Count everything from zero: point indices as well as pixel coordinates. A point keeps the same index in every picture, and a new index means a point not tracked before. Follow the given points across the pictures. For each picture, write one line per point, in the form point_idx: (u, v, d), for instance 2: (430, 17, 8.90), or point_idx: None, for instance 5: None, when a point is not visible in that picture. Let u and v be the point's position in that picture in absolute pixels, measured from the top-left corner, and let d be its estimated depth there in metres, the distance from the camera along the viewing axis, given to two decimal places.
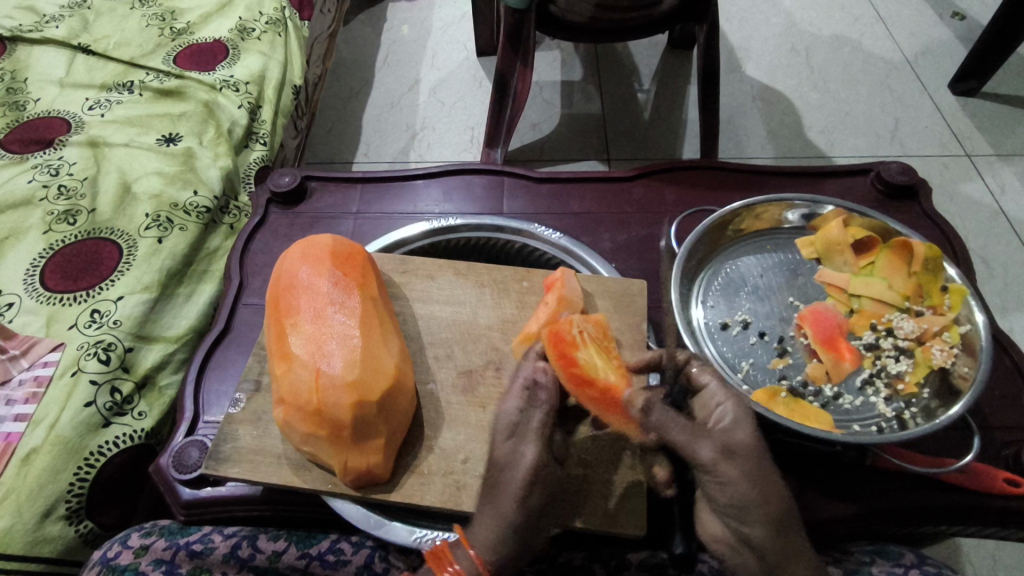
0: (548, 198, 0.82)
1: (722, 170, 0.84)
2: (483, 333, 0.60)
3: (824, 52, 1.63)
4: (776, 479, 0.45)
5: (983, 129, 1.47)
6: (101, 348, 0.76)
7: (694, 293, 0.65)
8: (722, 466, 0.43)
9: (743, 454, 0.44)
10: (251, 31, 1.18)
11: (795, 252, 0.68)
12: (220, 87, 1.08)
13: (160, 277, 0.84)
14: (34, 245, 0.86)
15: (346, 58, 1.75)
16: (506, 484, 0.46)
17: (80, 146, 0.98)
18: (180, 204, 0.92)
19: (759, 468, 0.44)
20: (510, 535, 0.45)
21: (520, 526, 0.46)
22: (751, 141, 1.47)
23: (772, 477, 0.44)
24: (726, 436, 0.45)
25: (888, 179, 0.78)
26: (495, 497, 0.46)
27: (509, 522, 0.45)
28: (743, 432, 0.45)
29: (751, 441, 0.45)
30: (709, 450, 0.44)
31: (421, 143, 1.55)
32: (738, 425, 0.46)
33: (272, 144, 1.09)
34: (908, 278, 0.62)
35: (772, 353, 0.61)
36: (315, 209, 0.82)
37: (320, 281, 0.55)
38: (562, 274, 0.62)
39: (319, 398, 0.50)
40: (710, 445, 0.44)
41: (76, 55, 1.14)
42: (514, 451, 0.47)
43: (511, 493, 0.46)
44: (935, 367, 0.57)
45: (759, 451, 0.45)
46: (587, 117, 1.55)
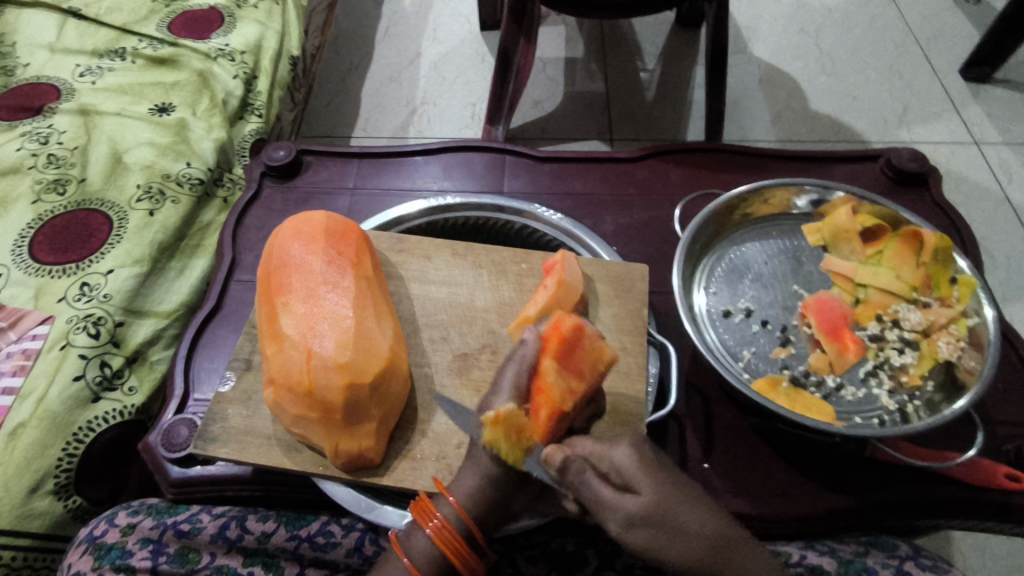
0: (549, 178, 0.81)
1: (728, 152, 0.82)
2: (479, 315, 0.59)
3: (834, 33, 1.60)
4: (693, 517, 0.41)
5: (993, 115, 1.44)
6: (90, 321, 0.74)
7: (696, 279, 0.64)
8: (629, 535, 0.41)
9: (649, 515, 0.41)
10: None
11: (801, 239, 0.66)
12: (215, 57, 1.06)
13: (151, 251, 0.82)
14: (22, 215, 0.84)
15: (345, 29, 1.71)
16: (476, 460, 0.46)
17: (70, 115, 0.96)
18: (172, 176, 0.90)
19: (674, 519, 0.41)
20: (484, 503, 0.45)
21: (493, 496, 0.45)
22: (756, 124, 1.44)
23: (684, 519, 0.41)
24: (628, 500, 0.41)
25: (898, 165, 0.76)
26: (480, 451, 0.46)
27: (481, 493, 0.45)
28: (644, 488, 0.42)
29: (652, 497, 0.41)
30: (614, 521, 0.41)
31: (421, 118, 1.53)
32: (636, 482, 0.42)
33: (268, 116, 1.07)
34: (916, 269, 0.60)
35: (774, 342, 0.59)
36: (310, 183, 0.80)
37: (313, 259, 0.53)
38: (562, 256, 0.59)
39: (309, 379, 0.48)
40: (613, 516, 0.41)
41: (68, 19, 1.11)
42: (504, 417, 0.46)
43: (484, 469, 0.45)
44: (940, 360, 0.56)
45: (668, 498, 0.41)
46: (590, 95, 1.52)
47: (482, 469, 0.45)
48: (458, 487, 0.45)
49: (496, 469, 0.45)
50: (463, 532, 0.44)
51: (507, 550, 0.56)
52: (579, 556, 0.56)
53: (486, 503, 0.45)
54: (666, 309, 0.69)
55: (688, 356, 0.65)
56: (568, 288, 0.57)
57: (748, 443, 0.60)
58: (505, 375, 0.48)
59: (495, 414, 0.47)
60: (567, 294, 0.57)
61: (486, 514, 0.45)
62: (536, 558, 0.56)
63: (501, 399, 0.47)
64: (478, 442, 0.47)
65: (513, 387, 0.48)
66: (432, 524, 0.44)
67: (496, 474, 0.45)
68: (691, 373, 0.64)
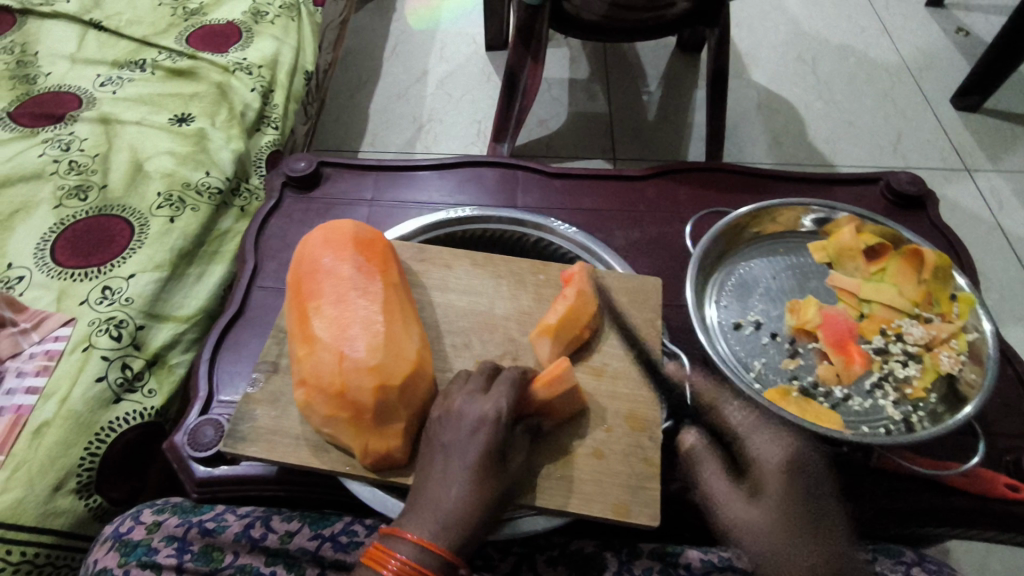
0: (561, 193, 0.83)
1: (733, 173, 0.85)
2: (500, 323, 0.61)
3: (829, 61, 1.65)
4: None
5: (983, 143, 1.50)
6: (113, 324, 0.76)
7: (707, 293, 0.66)
8: None
9: None
10: (264, 15, 1.19)
11: (807, 256, 0.69)
12: (233, 70, 1.09)
13: (171, 257, 0.84)
14: (44, 219, 0.86)
15: (354, 47, 1.75)
16: (444, 479, 0.46)
17: (92, 123, 0.98)
18: (191, 184, 0.92)
19: None
20: (460, 524, 0.45)
21: (472, 516, 0.45)
22: (755, 146, 1.48)
23: None
24: None
25: (897, 188, 0.80)
26: (449, 464, 0.46)
27: (455, 517, 0.45)
28: None
29: None
30: None
31: (429, 134, 1.56)
32: None
33: (283, 129, 1.09)
34: (918, 285, 0.62)
35: (784, 354, 0.61)
36: (329, 194, 0.82)
37: (342, 265, 0.55)
38: (581, 268, 0.62)
39: (342, 380, 0.49)
40: None
41: (89, 31, 1.14)
42: (473, 419, 0.48)
43: (454, 488, 0.45)
44: (942, 373, 0.58)
45: None
46: (594, 116, 1.56)
47: (456, 482, 0.46)
48: (421, 517, 0.45)
49: (467, 478, 0.46)
50: (431, 564, 0.43)
51: (529, 552, 0.57)
52: (598, 558, 0.57)
53: (462, 525, 0.45)
54: (677, 323, 0.71)
55: (699, 367, 0.67)
56: (587, 299, 0.59)
57: None
58: (463, 411, 0.48)
59: (462, 420, 0.48)
60: (586, 304, 0.59)
61: (461, 537, 0.44)
62: (556, 559, 0.57)
63: (474, 406, 0.48)
64: (440, 457, 0.47)
65: (494, 398, 0.49)
66: (392, 566, 0.43)
67: (473, 486, 0.46)
68: None
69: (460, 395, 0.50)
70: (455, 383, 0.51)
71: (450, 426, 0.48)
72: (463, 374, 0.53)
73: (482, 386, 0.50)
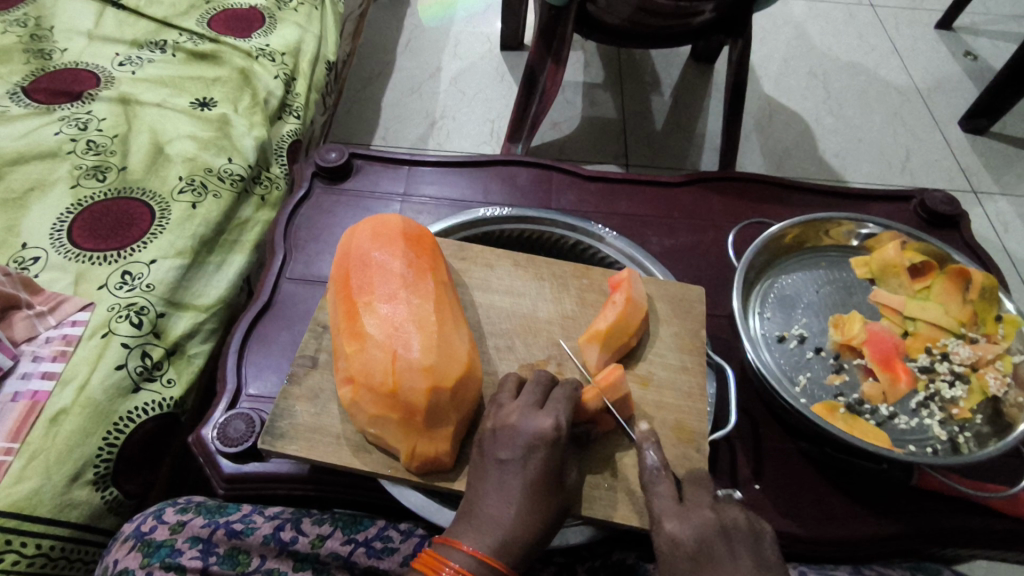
0: (595, 197, 0.82)
1: (768, 185, 0.84)
2: (544, 326, 0.59)
3: (842, 78, 1.66)
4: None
5: (991, 166, 1.51)
6: (133, 311, 0.73)
7: (751, 304, 0.65)
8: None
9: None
10: (287, 2, 1.16)
11: (849, 271, 0.68)
12: (257, 56, 1.06)
13: (192, 244, 0.82)
14: (61, 199, 0.83)
15: (367, 40, 1.73)
16: (500, 493, 0.45)
17: (110, 103, 0.95)
18: (214, 170, 0.90)
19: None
20: (516, 540, 0.44)
21: (527, 533, 0.44)
22: (768, 159, 1.48)
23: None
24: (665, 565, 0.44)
25: (931, 206, 0.80)
26: (506, 478, 0.45)
27: (511, 532, 0.44)
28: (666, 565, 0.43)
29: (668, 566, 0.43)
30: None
31: (441, 131, 1.54)
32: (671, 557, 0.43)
33: (305, 118, 1.07)
34: (964, 306, 0.62)
35: (828, 369, 0.61)
36: (359, 187, 0.80)
37: (393, 261, 0.54)
38: (629, 274, 0.60)
39: (393, 380, 0.48)
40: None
41: (106, 9, 1.11)
42: (530, 435, 0.46)
43: (511, 504, 0.44)
44: (989, 395, 0.57)
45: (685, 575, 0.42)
46: (607, 121, 1.55)
47: (512, 498, 0.45)
48: (476, 531, 0.44)
49: (525, 495, 0.45)
50: None
51: (568, 562, 0.56)
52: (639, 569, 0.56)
53: (518, 541, 0.44)
54: (714, 333, 0.70)
55: (738, 379, 0.66)
56: (636, 306, 0.58)
57: (795, 465, 0.61)
58: (519, 426, 0.47)
59: (518, 434, 0.46)
60: (635, 312, 0.57)
61: (516, 552, 0.44)
62: (597, 570, 0.56)
63: (534, 422, 0.47)
64: (494, 471, 0.46)
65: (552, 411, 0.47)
66: None
67: (530, 502, 0.45)
68: (743, 396, 0.65)
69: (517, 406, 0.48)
70: (505, 395, 0.50)
71: (506, 440, 0.47)
72: (511, 383, 0.51)
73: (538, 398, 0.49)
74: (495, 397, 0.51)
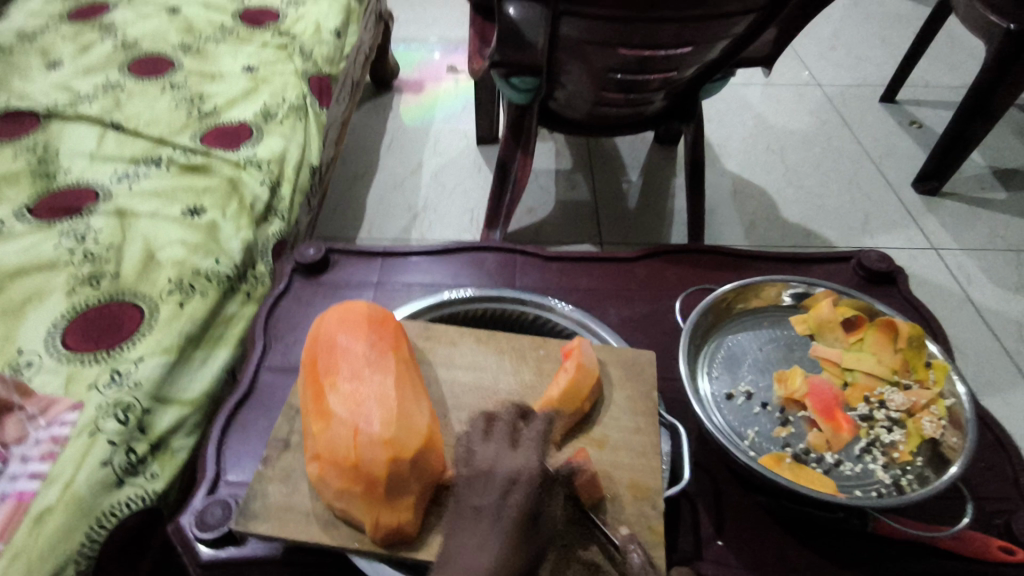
0: (556, 275, 0.88)
1: (716, 253, 0.91)
2: (504, 397, 0.63)
3: (796, 151, 1.79)
4: None
5: (945, 224, 1.60)
6: (120, 408, 0.77)
7: (700, 365, 0.70)
8: None
9: None
10: (273, 116, 1.28)
11: (790, 328, 0.73)
12: (244, 165, 1.16)
13: (179, 341, 0.87)
14: (57, 306, 0.88)
15: (352, 143, 1.86)
16: (477, 535, 0.49)
17: (107, 215, 1.03)
18: (201, 271, 0.96)
19: None
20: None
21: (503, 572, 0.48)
22: (733, 230, 1.57)
23: None
24: None
25: (869, 265, 0.86)
26: (480, 520, 0.50)
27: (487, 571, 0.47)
28: None
29: None
30: None
31: (423, 223, 1.63)
32: None
33: (289, 219, 1.16)
34: (895, 354, 0.67)
35: (775, 422, 0.65)
36: (336, 279, 0.86)
37: (357, 343, 0.59)
38: (579, 342, 0.66)
39: (356, 454, 0.51)
40: None
41: (107, 131, 1.21)
42: (504, 477, 0.51)
43: (486, 544, 0.49)
44: (926, 438, 0.61)
45: None
46: (580, 203, 1.65)
47: (488, 539, 0.49)
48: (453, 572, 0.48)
49: (501, 535, 0.49)
50: None
51: None
52: None
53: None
54: (671, 395, 0.74)
55: (695, 437, 0.69)
56: (586, 371, 0.62)
57: (755, 519, 0.64)
58: (496, 470, 0.52)
59: (494, 479, 0.51)
60: (586, 376, 0.62)
61: None
62: None
63: (506, 465, 0.52)
64: (471, 514, 0.50)
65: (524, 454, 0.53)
66: None
67: (506, 542, 0.49)
68: (700, 454, 0.68)
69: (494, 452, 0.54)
70: (475, 441, 0.55)
71: (482, 484, 0.51)
72: (480, 425, 0.56)
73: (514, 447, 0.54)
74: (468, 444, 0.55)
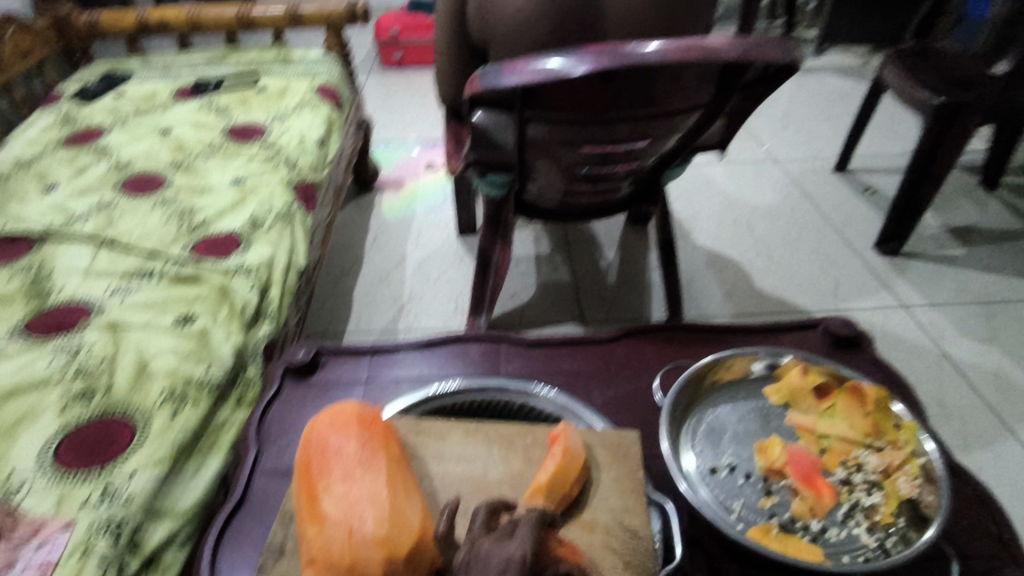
0: (539, 360, 0.92)
1: (690, 329, 0.95)
2: (495, 487, 0.65)
3: (760, 223, 1.88)
4: None
5: (910, 282, 1.67)
6: (112, 526, 0.77)
7: (682, 441, 0.72)
8: None
9: None
10: (261, 224, 1.34)
11: (765, 398, 0.76)
12: (234, 273, 1.20)
13: (171, 451, 0.87)
14: (49, 424, 0.89)
15: (338, 241, 1.93)
16: None
17: (100, 330, 1.06)
18: (193, 379, 0.98)
19: None
20: None
21: None
22: (710, 301, 1.62)
23: None
24: None
25: (834, 331, 0.91)
26: None
27: None
28: None
29: None
30: None
31: (410, 313, 1.67)
32: None
33: (278, 321, 1.19)
34: (865, 418, 0.70)
35: (759, 492, 0.66)
36: (326, 379, 0.89)
37: (348, 444, 0.61)
38: (564, 427, 0.68)
39: (351, 555, 0.52)
40: None
41: (101, 248, 1.26)
42: (502, 560, 0.51)
43: None
44: (904, 498, 0.64)
45: None
46: (561, 285, 1.71)
47: None
48: None
49: None
50: None
51: None
52: None
53: None
54: (659, 472, 0.75)
55: (685, 513, 0.71)
56: (573, 455, 0.64)
57: None
58: (491, 554, 0.52)
59: (491, 564, 0.51)
60: (572, 460, 0.64)
61: None
62: None
63: (506, 549, 0.52)
64: None
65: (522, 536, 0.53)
66: None
67: None
68: (692, 531, 0.69)
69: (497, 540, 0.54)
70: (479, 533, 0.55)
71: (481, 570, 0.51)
72: (485, 520, 0.57)
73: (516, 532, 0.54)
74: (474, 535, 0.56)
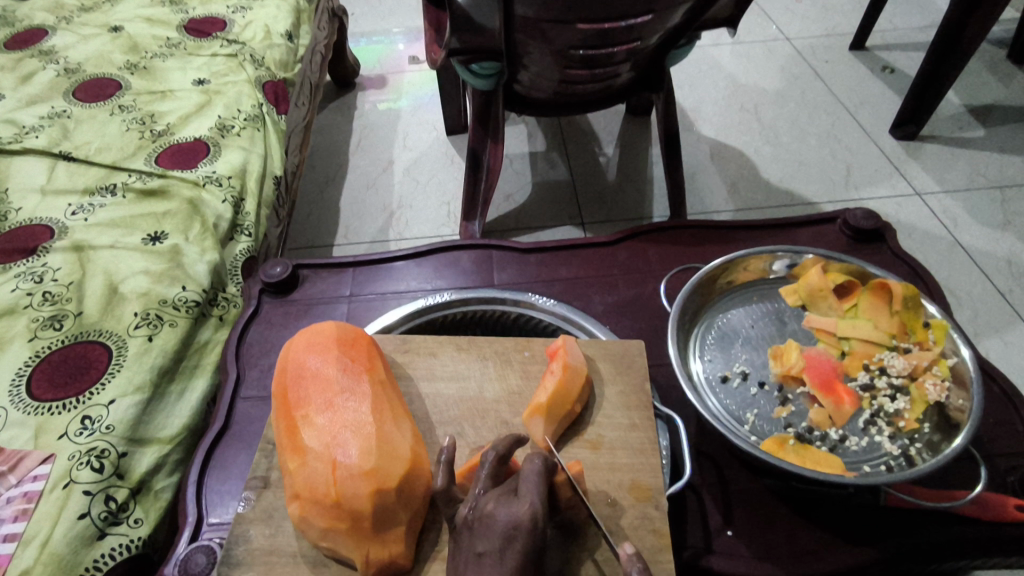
0: (536, 267, 0.85)
1: (698, 227, 0.88)
2: (491, 407, 0.60)
3: (771, 109, 1.75)
4: None
5: (927, 167, 1.57)
6: (93, 456, 0.75)
7: (691, 349, 0.67)
8: None
9: None
10: (230, 128, 1.21)
11: (781, 300, 0.71)
12: (204, 184, 1.10)
13: (151, 377, 0.83)
14: (19, 354, 0.84)
15: (320, 145, 1.81)
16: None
17: (64, 252, 0.98)
18: (168, 300, 0.91)
19: None
20: None
21: None
22: (714, 196, 1.53)
23: None
24: None
25: (854, 224, 0.83)
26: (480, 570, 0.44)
27: None
28: None
29: None
30: None
31: (399, 221, 1.59)
32: None
33: (256, 235, 1.11)
34: (892, 318, 0.64)
35: (774, 402, 0.63)
36: (308, 296, 0.83)
37: (328, 368, 0.55)
38: (564, 341, 0.62)
39: (337, 490, 0.48)
40: None
41: (57, 162, 1.15)
42: (505, 527, 0.44)
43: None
44: (931, 402, 0.59)
45: None
46: (558, 184, 1.61)
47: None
48: None
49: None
50: None
51: None
52: None
53: None
54: (665, 381, 0.71)
55: (694, 425, 0.67)
56: (574, 372, 0.59)
57: (764, 503, 0.61)
58: (496, 515, 0.45)
59: (495, 526, 0.44)
60: (574, 377, 0.58)
61: None
62: None
63: (507, 512, 0.45)
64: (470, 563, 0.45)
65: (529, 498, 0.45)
66: None
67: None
68: (701, 441, 0.66)
69: (500, 496, 0.47)
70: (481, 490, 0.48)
71: (482, 528, 0.45)
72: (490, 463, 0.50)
73: (522, 495, 0.46)
74: (478, 482, 0.49)
